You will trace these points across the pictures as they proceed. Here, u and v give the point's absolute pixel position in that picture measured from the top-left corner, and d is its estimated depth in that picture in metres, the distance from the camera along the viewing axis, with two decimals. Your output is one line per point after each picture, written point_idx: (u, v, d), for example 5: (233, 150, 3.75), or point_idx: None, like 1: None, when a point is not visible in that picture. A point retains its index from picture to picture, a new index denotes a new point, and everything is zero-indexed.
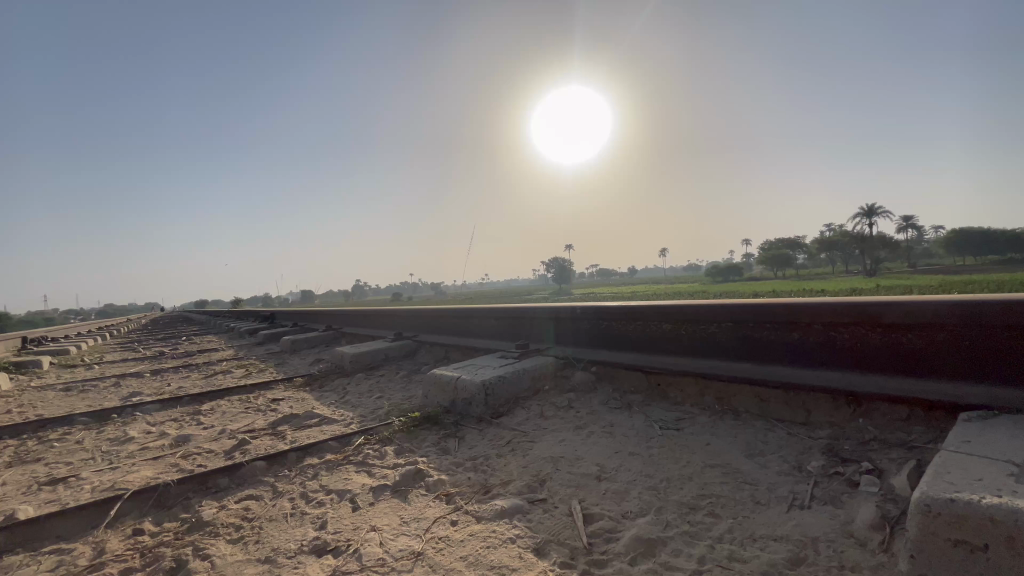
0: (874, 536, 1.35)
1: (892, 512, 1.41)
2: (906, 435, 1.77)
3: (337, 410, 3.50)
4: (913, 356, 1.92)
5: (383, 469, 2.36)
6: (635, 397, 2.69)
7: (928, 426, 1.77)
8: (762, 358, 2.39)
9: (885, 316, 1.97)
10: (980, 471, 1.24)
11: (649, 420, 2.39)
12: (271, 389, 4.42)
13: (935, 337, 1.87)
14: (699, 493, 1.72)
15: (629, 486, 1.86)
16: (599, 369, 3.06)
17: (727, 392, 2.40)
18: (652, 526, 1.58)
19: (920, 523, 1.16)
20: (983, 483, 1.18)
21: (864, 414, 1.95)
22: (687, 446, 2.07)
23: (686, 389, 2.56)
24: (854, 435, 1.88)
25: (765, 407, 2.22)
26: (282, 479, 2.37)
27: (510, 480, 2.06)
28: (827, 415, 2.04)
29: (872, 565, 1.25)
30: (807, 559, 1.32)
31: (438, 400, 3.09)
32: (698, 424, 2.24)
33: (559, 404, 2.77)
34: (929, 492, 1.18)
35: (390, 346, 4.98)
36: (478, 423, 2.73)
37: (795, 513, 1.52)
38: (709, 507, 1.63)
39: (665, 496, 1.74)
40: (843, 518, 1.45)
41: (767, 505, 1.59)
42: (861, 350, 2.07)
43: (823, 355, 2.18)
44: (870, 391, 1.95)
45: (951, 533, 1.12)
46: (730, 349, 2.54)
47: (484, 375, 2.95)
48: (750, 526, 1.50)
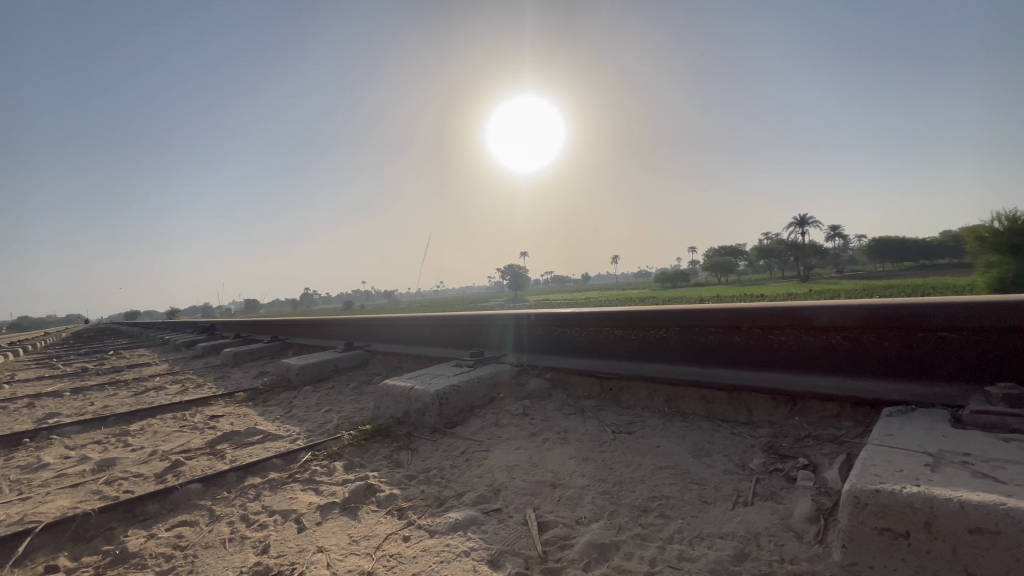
0: (811, 528, 1.42)
1: (826, 504, 1.49)
2: (836, 431, 1.89)
3: (282, 425, 3.33)
4: (843, 356, 2.06)
5: (331, 486, 2.26)
6: (588, 402, 2.73)
7: (856, 422, 1.90)
8: (707, 360, 2.49)
9: (817, 319, 2.10)
10: (901, 462, 1.34)
11: (602, 425, 2.43)
12: (209, 405, 4.15)
13: (861, 337, 2.01)
14: (650, 495, 1.76)
15: (583, 491, 1.87)
16: (554, 375, 3.08)
17: (675, 394, 2.48)
18: (605, 531, 1.60)
19: (850, 513, 1.23)
20: (904, 474, 1.27)
21: (800, 411, 2.07)
22: (638, 449, 2.12)
23: (637, 393, 2.63)
24: (791, 432, 1.98)
25: (711, 409, 2.31)
26: (220, 502, 2.22)
27: (465, 491, 2.03)
28: (767, 414, 2.15)
29: (808, 557, 1.32)
30: (751, 554, 1.38)
31: (391, 412, 3.01)
32: (649, 428, 2.29)
33: (514, 412, 2.76)
34: (857, 483, 1.26)
35: (339, 357, 4.80)
36: (432, 434, 2.67)
37: (739, 510, 1.59)
38: (659, 508, 1.67)
39: (618, 500, 1.77)
40: (782, 513, 1.52)
41: (713, 504, 1.65)
42: (796, 351, 2.19)
43: (763, 357, 2.30)
44: (804, 390, 2.07)
45: (878, 522, 1.20)
46: (677, 353, 2.63)
47: (438, 385, 2.90)
48: (698, 525, 1.55)
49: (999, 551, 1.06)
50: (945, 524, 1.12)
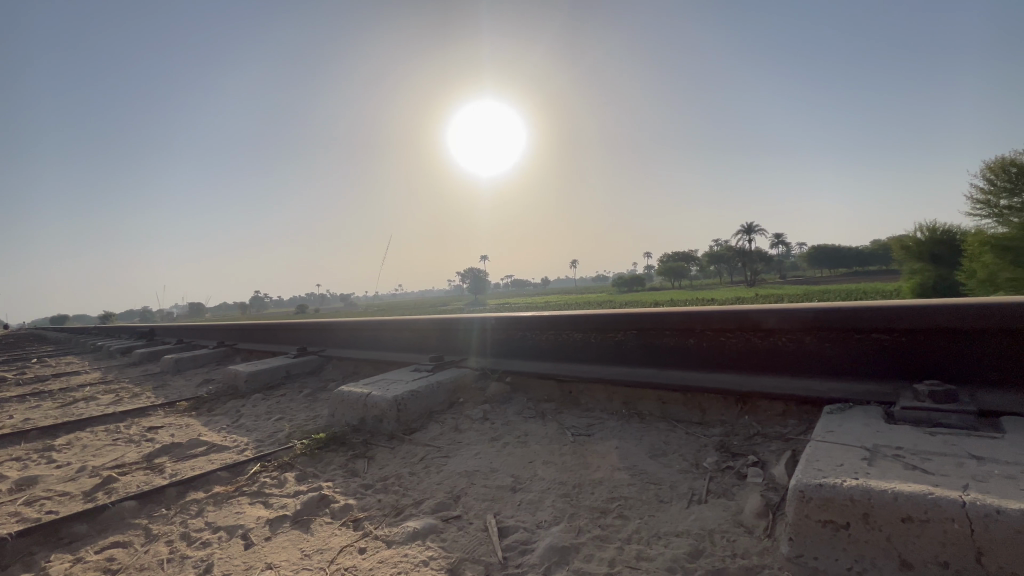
0: (760, 522, 1.48)
1: (774, 500, 1.56)
2: (783, 429, 1.98)
3: (228, 435, 3.15)
4: (788, 357, 2.16)
5: (282, 498, 2.15)
6: (548, 405, 2.74)
7: (800, 420, 2.00)
8: (663, 362, 2.55)
9: (764, 322, 2.20)
10: (841, 457, 1.42)
11: (562, 427, 2.45)
12: (147, 416, 3.88)
13: (804, 339, 2.12)
14: (609, 496, 1.78)
15: (543, 495, 1.87)
16: (515, 379, 3.08)
17: (633, 396, 2.53)
18: (565, 534, 1.61)
19: (796, 507, 1.29)
20: (843, 468, 1.35)
21: (749, 411, 2.16)
22: (597, 451, 2.14)
23: (595, 396, 2.67)
24: (741, 430, 2.07)
25: (666, 410, 2.38)
26: (158, 520, 2.07)
27: (423, 499, 1.99)
28: (719, 414, 2.23)
29: (758, 551, 1.37)
30: (705, 550, 1.42)
31: (346, 419, 2.91)
32: (607, 429, 2.33)
33: (474, 416, 2.74)
34: (803, 478, 1.32)
35: (292, 362, 4.61)
36: (389, 441, 2.61)
37: (694, 508, 1.63)
38: (618, 509, 1.69)
39: (578, 502, 1.78)
40: (734, 509, 1.58)
41: (669, 502, 1.69)
42: (746, 353, 2.28)
43: (715, 359, 2.38)
44: (753, 390, 2.16)
45: (821, 515, 1.26)
46: (633, 356, 2.68)
47: (396, 391, 2.83)
48: (655, 524, 1.58)
49: (928, 537, 1.14)
50: (880, 514, 1.20)
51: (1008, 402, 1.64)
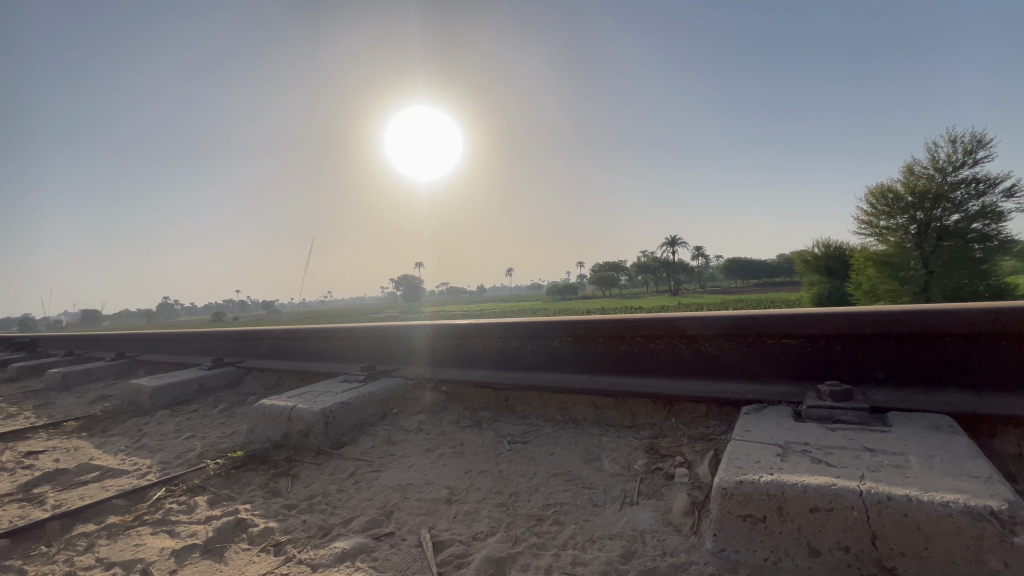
0: (687, 520, 1.55)
1: (699, 498, 1.64)
2: (706, 429, 2.10)
3: (127, 458, 2.82)
4: (710, 362, 2.30)
5: (190, 525, 1.95)
6: (484, 414, 2.73)
7: (721, 420, 2.14)
8: (596, 368, 2.62)
9: (689, 329, 2.32)
10: (757, 454, 1.52)
11: (498, 435, 2.44)
12: (24, 439, 3.38)
13: (724, 345, 2.27)
14: (545, 503, 1.79)
15: (479, 505, 1.84)
16: (451, 388, 3.02)
17: (568, 402, 2.58)
18: (501, 544, 1.59)
19: (719, 504, 1.37)
20: (760, 464, 1.45)
21: (676, 413, 2.27)
22: (533, 458, 2.15)
23: (531, 403, 2.69)
24: (668, 432, 2.17)
25: (599, 414, 2.45)
26: (36, 560, 1.80)
27: (353, 516, 1.89)
28: (649, 417, 2.32)
29: (686, 548, 1.43)
30: (637, 551, 1.46)
31: (268, 435, 2.71)
32: (543, 436, 2.35)
33: (408, 427, 2.66)
34: (725, 476, 1.40)
35: (205, 375, 4.23)
36: (316, 457, 2.46)
37: (626, 510, 1.68)
38: (554, 515, 1.71)
39: (514, 511, 1.77)
40: (663, 509, 1.64)
41: (603, 506, 1.72)
42: (672, 358, 2.40)
43: (644, 364, 2.48)
44: (679, 394, 2.27)
45: (741, 510, 1.34)
46: (568, 362, 2.73)
47: (323, 403, 2.68)
48: (590, 528, 1.60)
49: (832, 525, 1.25)
50: (792, 506, 1.29)
51: (893, 399, 1.84)
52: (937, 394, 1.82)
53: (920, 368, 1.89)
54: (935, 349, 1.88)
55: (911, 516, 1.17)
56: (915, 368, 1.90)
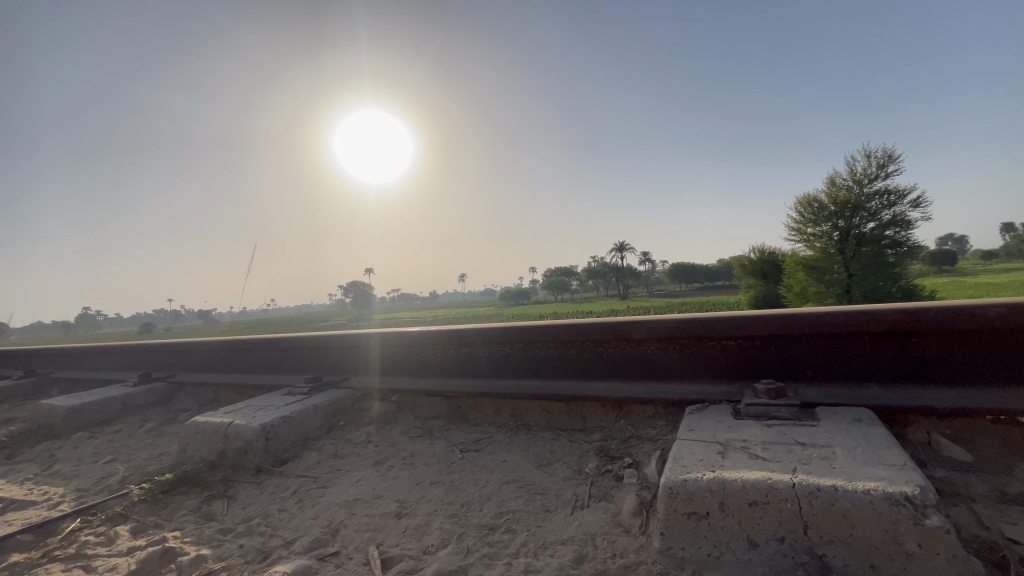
0: (636, 521, 1.58)
1: (647, 497, 1.68)
2: (653, 430, 2.17)
3: (35, 487, 2.55)
4: (656, 364, 2.37)
5: (109, 559, 1.78)
6: (435, 423, 2.68)
7: (667, 421, 2.21)
8: (547, 373, 2.63)
9: (635, 333, 2.38)
10: (700, 452, 1.58)
11: (450, 444, 2.40)
12: None
13: (669, 347, 2.35)
14: (497, 511, 1.78)
15: (430, 518, 1.80)
16: (401, 398, 2.95)
17: (519, 408, 2.59)
18: (453, 557, 1.56)
19: (666, 503, 1.41)
20: (703, 462, 1.51)
21: (625, 415, 2.33)
22: (485, 466, 2.13)
23: (483, 410, 2.68)
24: (618, 434, 2.22)
25: (551, 419, 2.47)
26: None
27: (296, 537, 1.79)
28: (599, 420, 2.37)
29: (635, 549, 1.46)
30: (589, 555, 1.47)
31: (201, 455, 2.53)
32: (495, 443, 2.34)
33: (355, 440, 2.56)
34: (671, 475, 1.44)
35: (129, 392, 3.90)
36: (255, 475, 2.32)
37: (578, 513, 1.70)
38: (506, 523, 1.69)
39: (466, 521, 1.75)
40: (613, 510, 1.67)
41: (555, 511, 1.73)
42: (620, 361, 2.45)
43: (593, 368, 2.52)
44: (627, 396, 2.33)
45: (685, 508, 1.39)
46: (519, 367, 2.72)
47: (263, 418, 2.53)
48: (542, 535, 1.60)
49: (768, 517, 1.31)
50: (732, 502, 1.35)
51: (821, 395, 1.98)
52: (859, 389, 1.97)
53: (843, 365, 2.04)
54: (856, 347, 2.03)
55: (838, 504, 1.26)
56: (840, 365, 2.05)
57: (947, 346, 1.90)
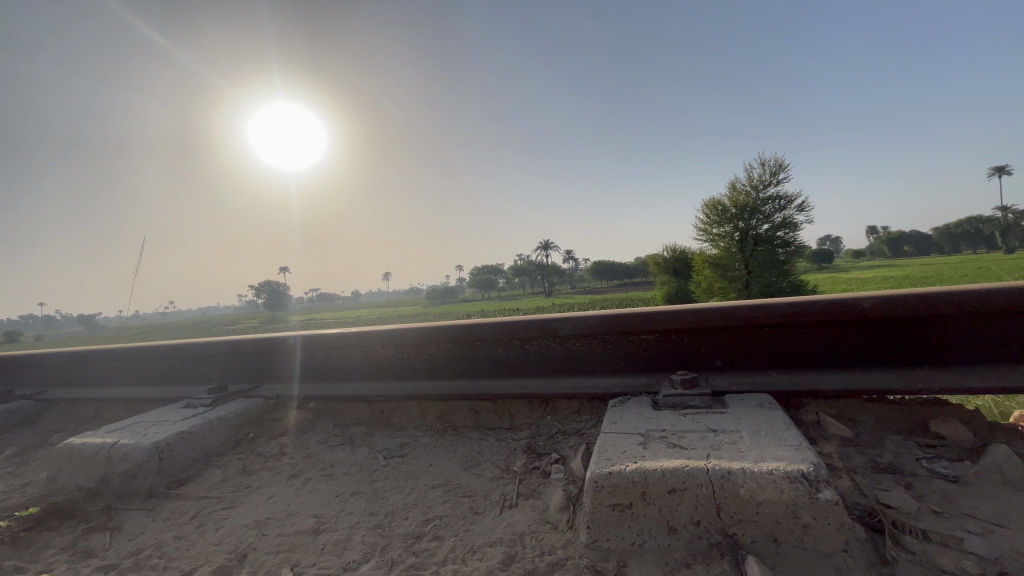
0: (563, 516, 1.60)
1: (573, 492, 1.71)
2: (578, 424, 2.22)
3: None
4: (580, 360, 2.43)
5: None
6: (357, 429, 2.55)
7: (591, 414, 2.27)
8: (474, 372, 2.59)
9: (560, 330, 2.40)
10: (623, 444, 1.63)
11: (373, 451, 2.29)
12: None
13: (592, 343, 2.41)
14: (423, 519, 1.71)
15: (351, 532, 1.69)
16: (318, 405, 2.77)
17: (446, 409, 2.54)
18: (376, 571, 1.48)
19: (591, 496, 1.44)
20: (625, 454, 1.56)
21: (551, 411, 2.36)
22: (410, 473, 2.05)
23: (409, 413, 2.59)
24: (544, 430, 2.24)
25: (478, 419, 2.45)
26: None
27: (195, 568, 1.61)
28: (526, 417, 2.39)
29: (562, 544, 1.47)
30: (517, 555, 1.46)
31: (77, 482, 2.20)
32: (421, 447, 2.27)
33: (267, 453, 2.37)
34: (596, 469, 1.48)
35: None
36: (146, 501, 2.06)
37: (506, 513, 1.68)
38: (433, 530, 1.64)
39: (390, 532, 1.66)
40: (541, 508, 1.67)
41: (483, 513, 1.70)
42: (546, 358, 2.48)
43: (520, 365, 2.52)
44: (554, 392, 2.36)
45: (610, 500, 1.43)
46: (445, 368, 2.65)
47: (156, 436, 2.26)
48: (470, 539, 1.57)
49: (686, 503, 1.38)
50: (653, 490, 1.40)
51: (728, 383, 2.13)
52: (760, 376, 2.15)
53: (747, 355, 2.22)
54: (757, 338, 2.21)
55: (746, 486, 1.35)
56: (744, 355, 2.22)
57: (833, 335, 2.12)
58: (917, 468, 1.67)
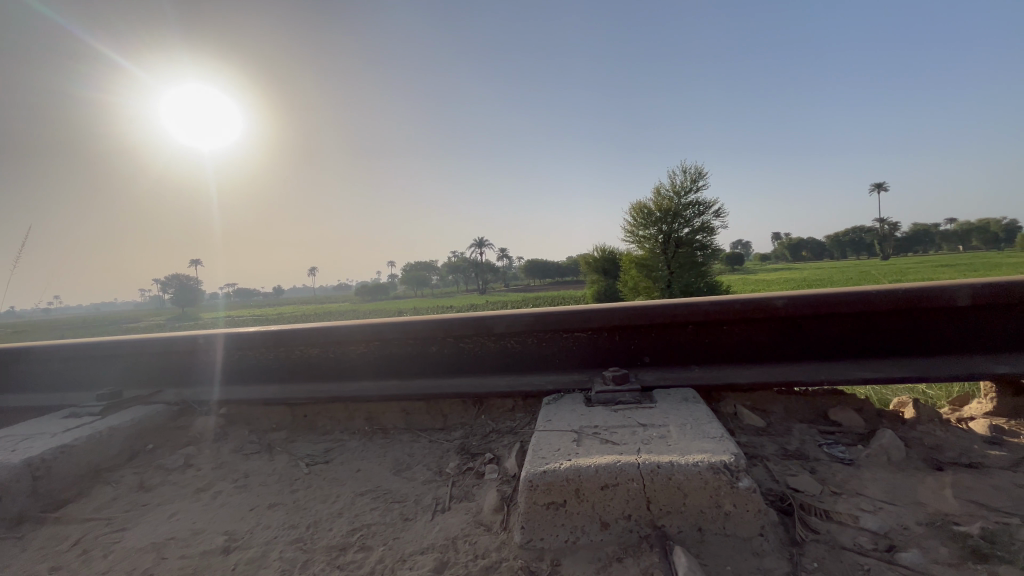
0: (497, 517, 1.57)
1: (507, 491, 1.69)
2: (513, 422, 2.21)
3: None
4: (515, 358, 2.41)
5: None
6: (276, 435, 2.37)
7: (525, 412, 2.27)
8: (405, 372, 2.50)
9: (495, 328, 2.36)
10: (557, 442, 1.63)
11: (294, 458, 2.14)
12: None
13: (527, 341, 2.40)
14: (349, 529, 1.61)
15: (267, 548, 1.56)
16: (233, 411, 2.54)
17: (376, 410, 2.43)
18: None
19: (526, 496, 1.42)
20: (559, 451, 1.56)
21: (485, 410, 2.33)
22: (336, 480, 1.93)
23: (335, 416, 2.45)
24: (478, 430, 2.21)
25: (410, 420, 2.37)
26: None
27: None
28: (460, 417, 2.34)
29: (496, 546, 1.44)
30: (450, 560, 1.41)
31: None
32: (348, 451, 2.16)
33: (170, 465, 2.13)
34: (530, 468, 1.47)
35: None
36: (15, 529, 1.78)
37: (439, 518, 1.63)
38: (359, 541, 1.54)
39: (312, 545, 1.55)
40: (475, 510, 1.64)
41: (414, 518, 1.64)
42: (480, 356, 2.43)
43: (454, 364, 2.46)
44: (488, 391, 2.32)
45: (545, 498, 1.42)
46: (374, 368, 2.52)
47: (28, 451, 1.95)
48: (400, 547, 1.49)
49: (618, 498, 1.41)
50: (587, 487, 1.41)
51: (656, 378, 2.22)
52: (684, 371, 2.26)
53: (673, 351, 2.32)
54: (682, 335, 2.31)
55: (674, 478, 1.40)
56: (670, 351, 2.32)
57: (748, 331, 2.27)
58: (820, 453, 1.83)
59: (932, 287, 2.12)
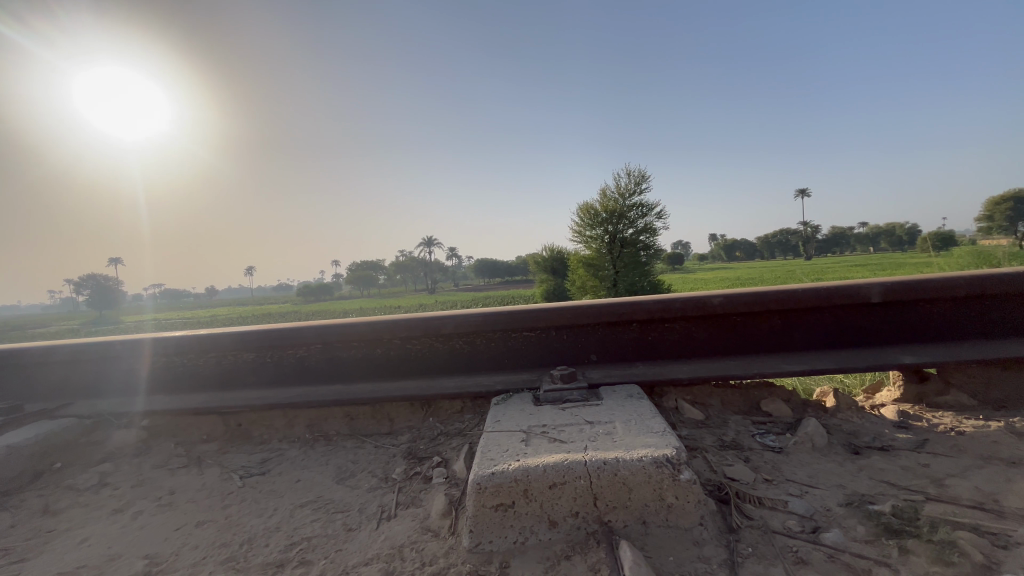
0: (445, 522, 1.54)
1: (456, 495, 1.66)
2: (461, 424, 2.18)
3: None
4: (463, 358, 2.38)
5: None
6: (207, 447, 2.21)
7: (474, 413, 2.25)
8: (350, 376, 2.40)
9: (444, 328, 2.32)
10: (506, 442, 1.63)
11: (227, 470, 2.00)
12: None
13: (476, 341, 2.38)
14: (287, 544, 1.52)
15: (195, 570, 1.44)
16: (156, 422, 2.34)
17: (318, 417, 2.32)
18: None
19: (474, 499, 1.41)
20: (508, 452, 1.55)
21: (433, 412, 2.29)
22: (273, 492, 1.82)
23: (272, 424, 2.32)
24: (426, 433, 2.16)
25: (354, 426, 2.28)
26: None
27: None
28: (407, 421, 2.28)
29: (444, 552, 1.41)
30: (396, 570, 1.36)
31: None
32: (287, 460, 2.05)
33: (81, 485, 1.93)
34: (479, 471, 1.45)
35: None
36: None
37: (384, 526, 1.57)
38: (299, 555, 1.46)
39: (246, 564, 1.45)
40: (422, 516, 1.59)
41: (358, 528, 1.57)
42: (428, 358, 2.38)
43: (401, 366, 2.39)
44: (436, 393, 2.28)
45: (493, 501, 1.41)
46: (317, 372, 2.41)
47: None
48: (343, 559, 1.43)
49: (565, 496, 1.42)
50: (535, 486, 1.42)
51: (602, 376, 2.26)
52: (629, 368, 2.32)
53: (618, 349, 2.38)
54: (627, 333, 2.38)
55: (619, 473, 1.43)
56: (615, 349, 2.38)
57: (688, 329, 2.37)
58: (753, 443, 1.94)
59: (849, 286, 2.30)
